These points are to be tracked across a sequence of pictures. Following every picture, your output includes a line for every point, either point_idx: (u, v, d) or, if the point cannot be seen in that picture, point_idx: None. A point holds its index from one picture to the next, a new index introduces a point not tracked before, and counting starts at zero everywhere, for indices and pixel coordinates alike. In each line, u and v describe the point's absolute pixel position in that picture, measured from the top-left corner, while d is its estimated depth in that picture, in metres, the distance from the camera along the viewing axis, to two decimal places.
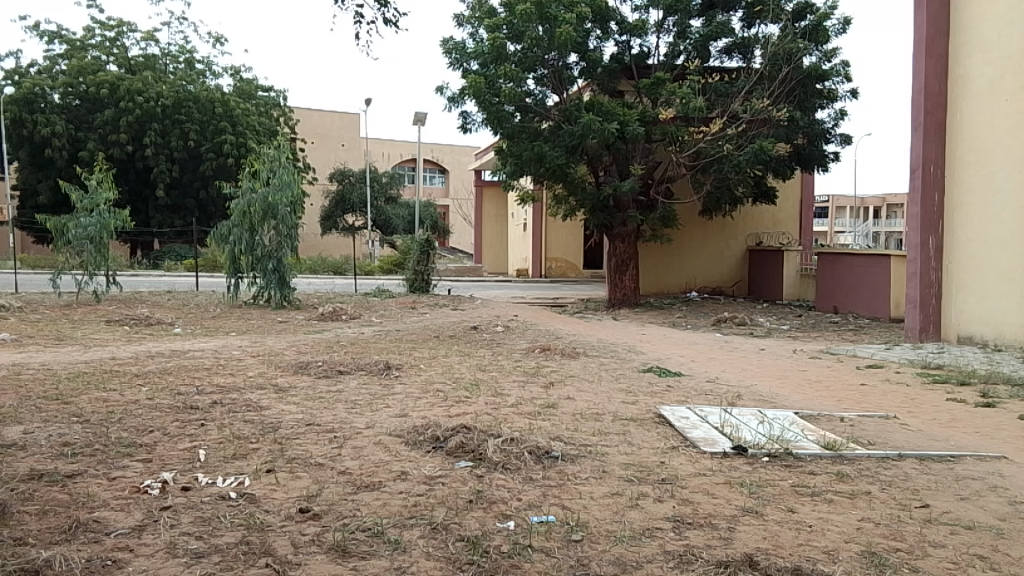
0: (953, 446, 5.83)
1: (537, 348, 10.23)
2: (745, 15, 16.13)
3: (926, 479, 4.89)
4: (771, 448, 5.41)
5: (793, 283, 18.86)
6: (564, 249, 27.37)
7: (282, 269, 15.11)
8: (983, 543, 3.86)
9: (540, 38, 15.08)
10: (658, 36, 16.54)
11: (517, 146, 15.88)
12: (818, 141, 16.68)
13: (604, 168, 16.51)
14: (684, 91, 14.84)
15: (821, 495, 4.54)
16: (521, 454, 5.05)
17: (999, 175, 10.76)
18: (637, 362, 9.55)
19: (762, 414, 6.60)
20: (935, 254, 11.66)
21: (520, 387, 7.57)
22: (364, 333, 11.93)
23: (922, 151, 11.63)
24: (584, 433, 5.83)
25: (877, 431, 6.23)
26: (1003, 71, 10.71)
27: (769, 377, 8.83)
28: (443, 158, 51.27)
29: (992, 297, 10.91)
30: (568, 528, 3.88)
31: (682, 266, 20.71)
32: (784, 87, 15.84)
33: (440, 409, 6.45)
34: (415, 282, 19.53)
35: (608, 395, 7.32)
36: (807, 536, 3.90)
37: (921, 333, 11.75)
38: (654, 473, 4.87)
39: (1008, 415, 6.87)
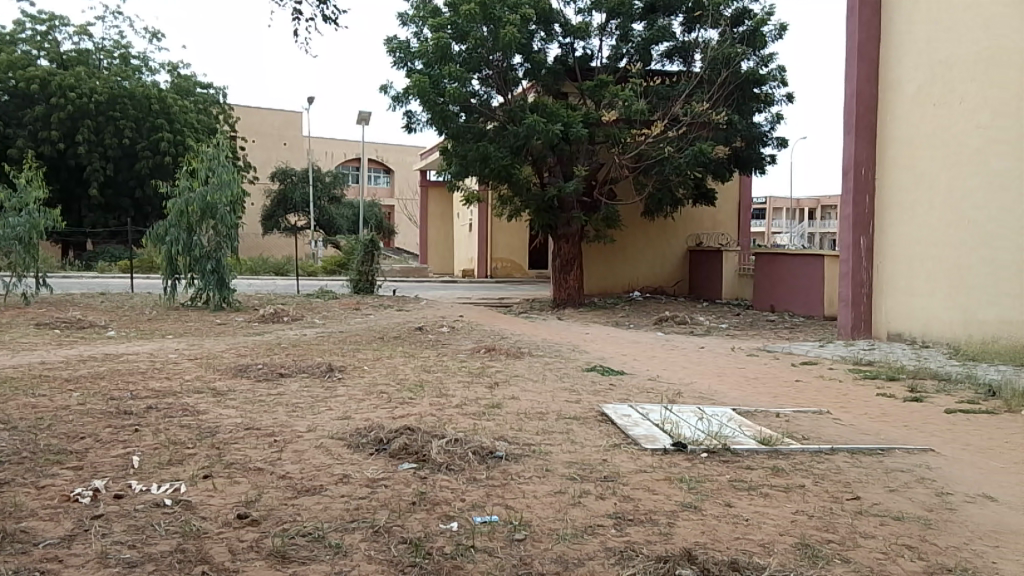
0: (882, 439, 6.05)
1: (482, 348, 10.23)
2: (685, 19, 16.41)
3: (857, 472, 5.07)
4: (710, 444, 5.53)
5: (731, 283, 19.29)
6: (509, 249, 27.43)
7: (221, 270, 14.75)
8: (911, 534, 4.01)
9: (484, 38, 15.11)
10: (601, 39, 16.69)
11: (461, 146, 15.84)
12: (755, 144, 17.04)
13: (548, 169, 16.61)
14: (626, 93, 15.09)
15: (758, 489, 4.66)
16: (465, 454, 5.05)
17: (927, 177, 11.19)
18: (582, 362, 9.64)
19: (701, 411, 6.74)
20: (866, 254, 12.08)
21: (464, 388, 7.55)
22: (306, 334, 11.76)
23: (854, 154, 12.02)
24: (528, 432, 5.87)
25: (811, 426, 6.42)
26: (932, 76, 11.11)
27: (709, 375, 9.01)
28: (388, 158, 50.87)
29: (921, 294, 11.34)
30: (511, 527, 3.90)
31: (625, 266, 20.93)
32: (723, 91, 16.17)
33: (384, 411, 6.40)
34: (360, 282, 19.32)
35: (552, 395, 7.38)
36: (743, 530, 4.00)
37: (853, 331, 12.16)
38: (596, 471, 4.93)
39: (934, 409, 7.16)
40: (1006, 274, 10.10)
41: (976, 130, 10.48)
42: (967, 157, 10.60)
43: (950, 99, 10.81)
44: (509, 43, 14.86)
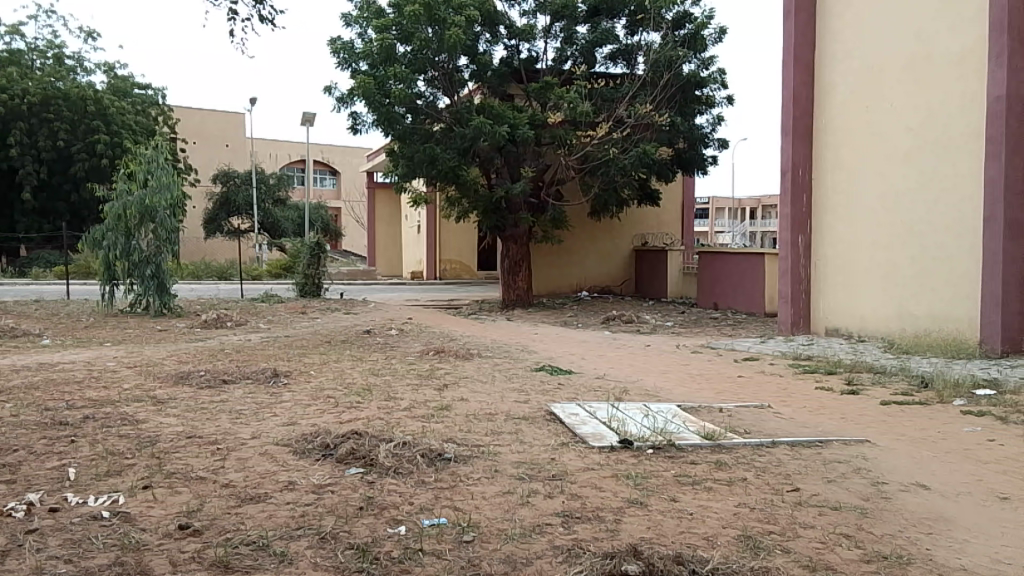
0: (820, 432, 6.23)
1: (431, 350, 10.20)
2: (628, 22, 16.62)
3: (797, 465, 5.21)
4: (655, 440, 5.62)
5: (676, 282, 19.62)
6: (458, 251, 27.38)
7: (161, 276, 14.35)
8: (848, 523, 4.15)
9: (429, 40, 15.06)
10: (546, 41, 16.79)
11: (408, 147, 15.75)
12: (697, 145, 17.32)
13: (496, 170, 16.63)
14: (571, 95, 15.25)
15: (701, 483, 4.76)
16: (413, 457, 5.03)
17: (861, 176, 11.55)
18: (530, 362, 9.68)
19: (647, 408, 6.84)
20: (804, 252, 12.40)
21: (412, 390, 7.52)
22: (251, 339, 11.55)
23: (792, 155, 12.34)
24: (477, 434, 5.87)
25: (753, 420, 6.58)
26: (864, 79, 11.49)
27: (655, 372, 9.15)
28: (334, 159, 50.26)
29: (858, 291, 11.68)
30: (459, 529, 3.90)
31: (573, 266, 21.07)
32: (666, 93, 16.42)
33: (331, 416, 6.33)
34: (306, 285, 19.06)
35: (500, 396, 7.39)
36: (688, 524, 4.08)
37: (793, 327, 12.46)
38: (544, 470, 4.97)
39: (870, 402, 7.40)
40: (934, 270, 10.45)
41: (905, 131, 10.84)
42: (898, 158, 10.95)
43: (882, 101, 11.19)
44: (454, 45, 14.84)
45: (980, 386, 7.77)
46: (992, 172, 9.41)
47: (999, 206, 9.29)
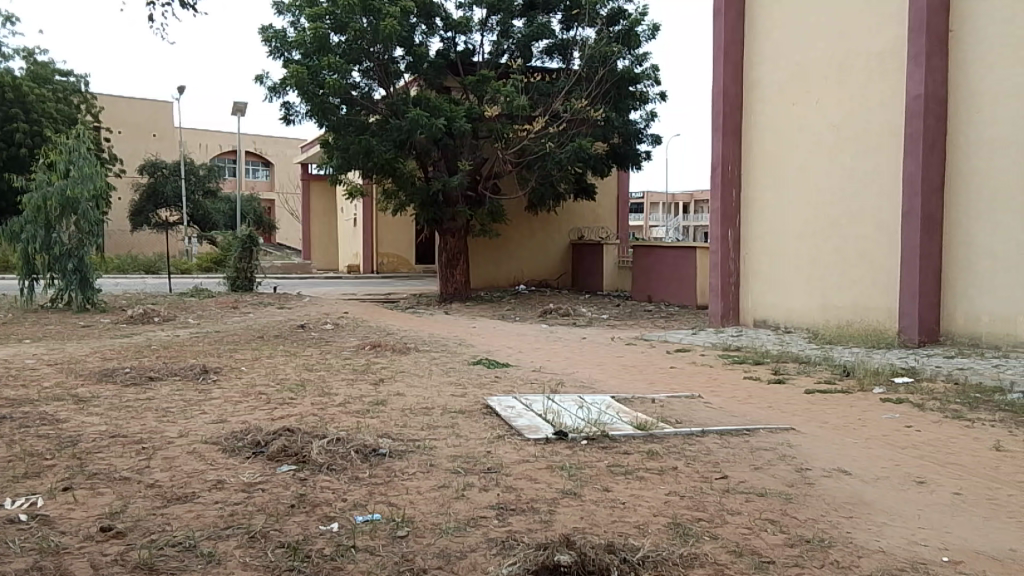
0: (748, 420, 6.41)
1: (367, 345, 10.10)
2: (563, 18, 16.72)
3: (725, 453, 5.35)
4: (589, 431, 5.70)
5: (611, 275, 19.90)
6: (395, 244, 27.14)
7: (84, 270, 13.81)
8: (773, 509, 4.28)
9: (364, 30, 14.86)
10: (482, 34, 16.76)
11: (342, 139, 15.51)
12: (632, 141, 17.53)
13: (433, 163, 16.52)
14: (508, 89, 15.27)
15: (633, 473, 4.85)
16: (347, 453, 4.98)
17: (788, 171, 11.91)
18: (467, 355, 9.67)
19: (582, 400, 6.93)
20: (732, 246, 12.73)
21: (347, 385, 7.44)
22: (180, 335, 11.23)
23: (722, 151, 12.64)
24: (412, 428, 5.85)
25: (684, 410, 6.74)
26: (790, 77, 11.84)
27: (590, 364, 9.27)
28: (266, 150, 49.14)
29: (784, 283, 12.06)
30: (393, 524, 3.88)
31: (510, 260, 21.12)
32: (601, 88, 16.56)
33: (263, 413, 6.21)
34: (238, 280, 18.62)
35: (437, 389, 7.38)
36: (620, 512, 4.16)
37: (722, 319, 12.79)
38: (480, 463, 4.98)
39: (795, 390, 7.66)
40: (855, 263, 10.86)
41: (829, 128, 11.21)
42: (821, 154, 11.33)
43: (806, 98, 11.55)
44: (389, 35, 14.69)
45: (898, 374, 8.14)
46: (910, 168, 9.81)
47: (917, 201, 9.70)
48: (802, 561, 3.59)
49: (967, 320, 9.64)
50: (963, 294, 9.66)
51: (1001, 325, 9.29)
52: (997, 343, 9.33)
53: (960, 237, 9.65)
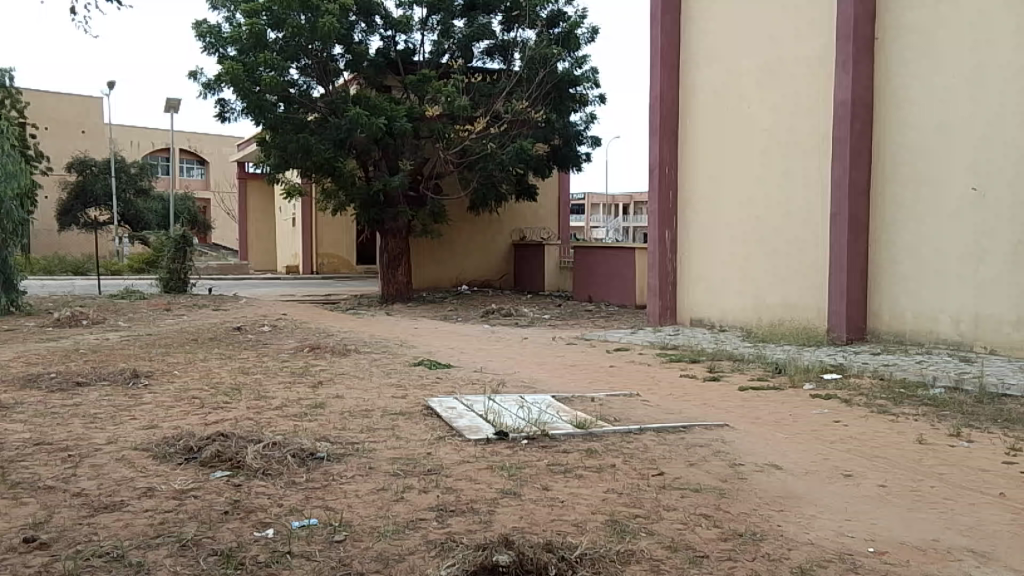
0: (684, 418, 6.53)
1: (306, 347, 9.95)
2: (503, 19, 16.76)
3: (662, 450, 5.45)
4: (529, 431, 5.74)
5: (553, 275, 20.04)
6: (335, 244, 26.78)
7: (7, 271, 13.26)
8: (708, 503, 4.38)
9: (302, 27, 14.55)
10: (422, 34, 16.69)
11: (280, 137, 15.23)
12: (572, 142, 17.68)
13: (373, 163, 16.37)
14: (449, 89, 15.22)
15: (573, 471, 4.90)
16: (283, 458, 4.90)
17: (722, 173, 12.18)
18: (408, 356, 9.62)
19: (522, 399, 6.97)
20: (670, 247, 12.95)
21: (285, 388, 7.33)
22: (109, 339, 10.88)
23: (659, 153, 12.86)
24: (352, 431, 5.79)
25: (623, 408, 6.84)
26: (724, 81, 12.12)
27: (531, 364, 9.33)
28: (202, 148, 47.94)
29: (720, 282, 12.33)
30: (330, 529, 3.84)
31: (452, 260, 21.06)
32: (541, 90, 16.65)
33: (196, 418, 6.06)
34: (171, 281, 18.11)
35: (377, 391, 7.32)
36: (559, 511, 4.20)
37: (661, 318, 13.01)
38: (420, 465, 4.96)
39: (730, 387, 7.85)
40: (787, 263, 11.16)
41: (762, 131, 11.49)
42: (755, 157, 11.61)
43: (739, 102, 11.85)
44: (328, 33, 14.52)
45: (827, 370, 8.42)
46: (838, 171, 10.15)
47: (845, 203, 10.03)
48: (734, 555, 3.69)
49: (892, 317, 10.02)
50: (889, 292, 10.03)
51: (924, 321, 9.67)
52: (920, 340, 9.71)
53: (886, 238, 10.02)
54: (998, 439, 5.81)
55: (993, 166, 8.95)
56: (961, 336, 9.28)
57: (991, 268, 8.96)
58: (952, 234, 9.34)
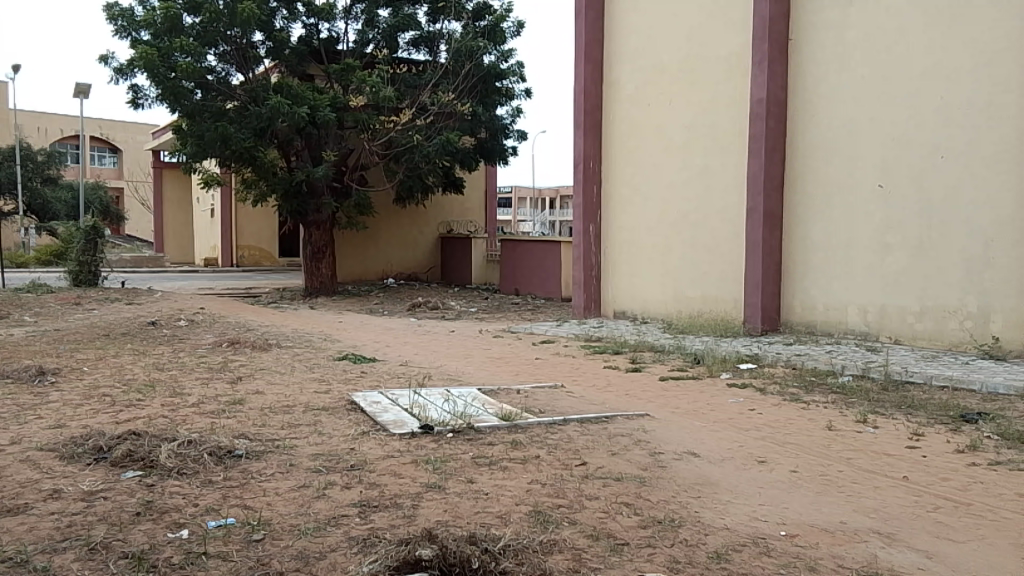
0: (608, 408, 6.64)
1: (224, 342, 9.67)
2: (429, 10, 16.61)
3: (585, 440, 5.53)
4: (454, 424, 5.73)
5: (480, 268, 20.06)
6: (257, 236, 26.11)
7: None
8: (629, 492, 4.47)
9: (220, 12, 14.19)
10: (346, 22, 16.41)
11: (197, 125, 14.74)
12: (498, 136, 17.67)
13: (295, 153, 16.03)
14: (374, 79, 15.04)
15: (497, 463, 4.92)
16: (199, 456, 4.75)
17: (644, 169, 12.41)
18: (332, 351, 9.47)
19: (448, 392, 6.95)
20: (594, 240, 13.15)
21: (201, 385, 7.10)
22: (13, 334, 10.31)
23: (583, 148, 13.01)
24: (272, 427, 5.66)
25: (547, 400, 6.90)
26: (645, 78, 12.33)
27: (457, 357, 9.31)
28: (114, 136, 45.98)
29: (642, 276, 12.58)
30: (248, 528, 3.75)
31: (378, 252, 20.79)
32: (467, 83, 16.58)
33: (106, 416, 5.82)
34: (81, 274, 17.32)
35: (299, 386, 7.19)
36: (483, 503, 4.21)
37: (585, 310, 13.18)
38: (343, 461, 4.89)
39: (651, 378, 8.03)
40: (705, 257, 11.48)
41: (682, 127, 11.76)
42: (676, 153, 11.87)
43: (660, 99, 12.08)
44: (247, 19, 14.12)
45: (743, 360, 8.70)
46: (753, 168, 10.46)
47: (760, 199, 10.36)
48: (653, 541, 3.78)
49: (804, 309, 10.44)
50: (801, 284, 10.45)
51: (833, 313, 10.10)
52: (829, 331, 10.14)
53: (799, 233, 10.42)
54: (900, 424, 6.12)
55: (898, 164, 9.36)
56: (867, 327, 9.73)
57: (895, 262, 9.40)
58: (861, 229, 9.75)
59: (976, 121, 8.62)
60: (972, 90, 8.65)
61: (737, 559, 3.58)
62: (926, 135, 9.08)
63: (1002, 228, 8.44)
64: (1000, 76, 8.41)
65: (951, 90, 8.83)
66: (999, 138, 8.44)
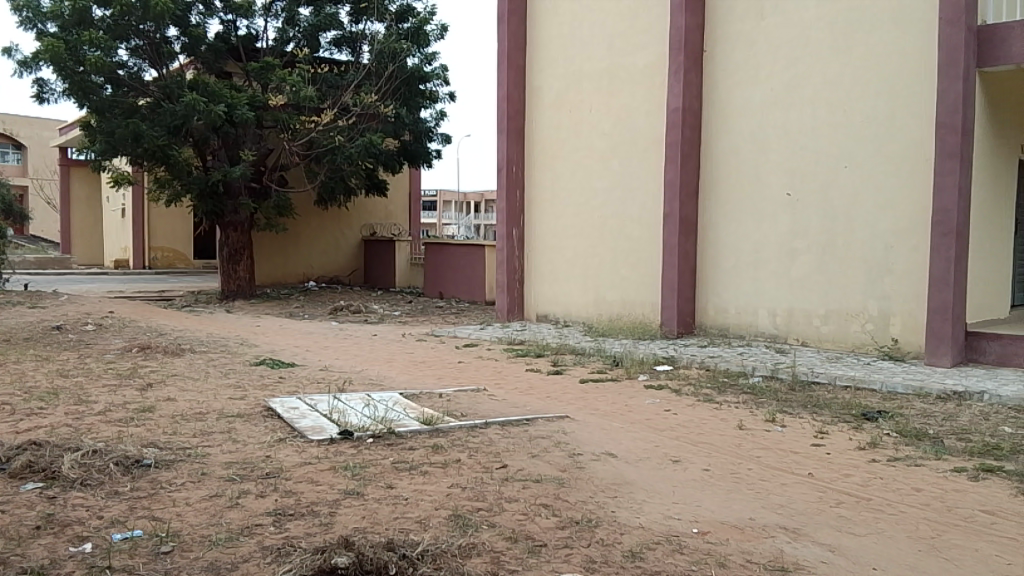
0: (529, 411, 6.70)
1: (135, 347, 9.29)
2: (351, 10, 16.41)
3: (506, 442, 5.56)
4: (375, 429, 5.67)
5: (404, 271, 19.94)
6: (171, 237, 25.22)
7: None
8: (548, 493, 4.52)
9: (131, 5, 13.66)
10: (266, 20, 16.04)
11: (106, 121, 14.16)
12: (422, 139, 17.60)
13: (211, 152, 15.56)
14: (294, 78, 14.76)
15: (418, 468, 4.90)
16: (105, 466, 4.56)
17: (567, 174, 12.55)
18: (250, 355, 9.24)
19: (369, 397, 6.87)
20: (518, 244, 13.19)
21: (109, 392, 6.82)
22: None
23: (506, 153, 13.02)
24: (184, 435, 5.48)
25: (469, 403, 6.92)
26: (567, 86, 12.49)
27: (379, 361, 9.22)
28: (18, 131, 43.70)
29: (563, 280, 12.72)
30: (156, 540, 3.62)
31: (299, 255, 20.38)
32: (390, 85, 16.43)
33: (4, 426, 5.52)
34: None
35: (214, 393, 6.99)
36: (402, 509, 4.19)
37: (508, 314, 13.19)
38: (257, 469, 4.77)
39: (571, 380, 8.14)
40: (624, 261, 11.71)
41: (603, 134, 11.96)
42: (597, 159, 12.05)
43: (582, 106, 12.25)
44: (161, 13, 13.65)
45: (660, 362, 8.92)
46: (670, 176, 10.72)
47: (676, 205, 10.62)
48: (571, 542, 3.83)
49: (717, 313, 10.77)
50: (715, 288, 10.78)
51: (745, 316, 10.45)
52: (741, 333, 10.49)
53: (714, 239, 10.75)
54: (807, 423, 6.38)
55: (805, 174, 9.75)
56: (776, 329, 10.11)
57: (801, 267, 9.80)
58: (771, 235, 10.12)
59: (877, 133, 9.06)
60: (874, 103, 9.09)
61: (651, 557, 3.67)
62: (832, 146, 9.48)
63: (900, 234, 8.89)
64: (899, 91, 8.87)
65: (855, 102, 9.27)
66: (898, 149, 8.89)
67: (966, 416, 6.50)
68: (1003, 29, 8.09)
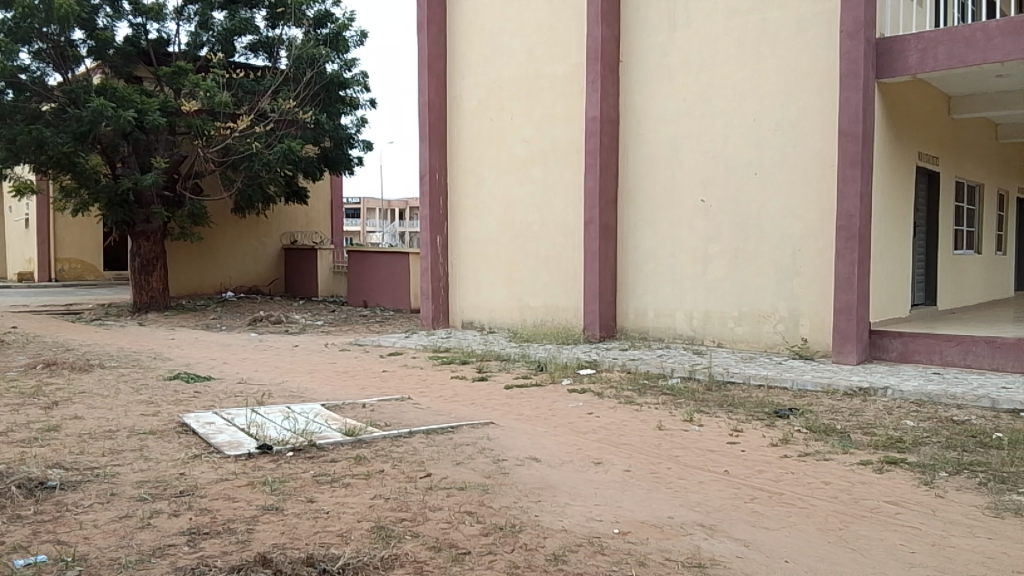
0: (453, 418, 6.68)
1: (39, 364, 8.84)
2: (268, 15, 16.08)
3: (430, 451, 5.54)
4: (295, 442, 5.55)
5: (327, 280, 19.63)
6: (79, 247, 24.15)
7: None
8: (472, 500, 4.53)
9: (34, 8, 13.14)
10: (178, 23, 15.57)
11: (7, 128, 13.49)
12: (343, 146, 17.39)
13: (121, 159, 14.95)
14: (208, 84, 14.40)
15: (339, 480, 4.83)
16: (6, 490, 4.33)
17: (489, 181, 12.59)
18: (164, 370, 8.92)
19: (289, 410, 6.73)
20: (442, 251, 13.13)
21: (10, 412, 6.47)
22: None
23: (428, 160, 12.94)
24: (92, 455, 5.26)
25: (393, 412, 6.86)
26: (488, 93, 12.53)
27: (301, 372, 9.04)
28: None
29: (487, 286, 12.75)
30: (62, 565, 3.46)
31: (217, 265, 19.82)
32: (309, 90, 16.15)
33: None
34: None
35: (125, 409, 6.72)
36: (323, 522, 4.12)
37: (433, 321, 13.12)
38: (171, 487, 4.61)
39: (496, 386, 8.16)
40: (547, 267, 11.82)
41: (524, 142, 12.06)
42: (519, 166, 12.14)
43: (503, 114, 12.32)
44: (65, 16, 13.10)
45: (583, 366, 9.04)
46: (591, 183, 10.88)
47: (596, 212, 10.80)
48: (494, 548, 3.84)
49: (637, 316, 11.00)
50: (635, 292, 11.00)
51: (663, 318, 10.71)
52: (660, 335, 10.73)
53: (633, 244, 10.97)
54: (723, 422, 6.58)
55: (718, 181, 10.06)
56: (693, 331, 10.38)
57: (716, 271, 10.11)
58: (687, 240, 10.40)
59: (784, 141, 9.43)
60: (781, 112, 9.46)
61: (573, 560, 3.71)
62: (743, 154, 9.81)
63: (807, 238, 9.26)
64: (803, 102, 9.26)
65: (763, 112, 9.63)
66: (804, 157, 9.26)
67: (871, 411, 6.81)
68: (898, 42, 8.54)
